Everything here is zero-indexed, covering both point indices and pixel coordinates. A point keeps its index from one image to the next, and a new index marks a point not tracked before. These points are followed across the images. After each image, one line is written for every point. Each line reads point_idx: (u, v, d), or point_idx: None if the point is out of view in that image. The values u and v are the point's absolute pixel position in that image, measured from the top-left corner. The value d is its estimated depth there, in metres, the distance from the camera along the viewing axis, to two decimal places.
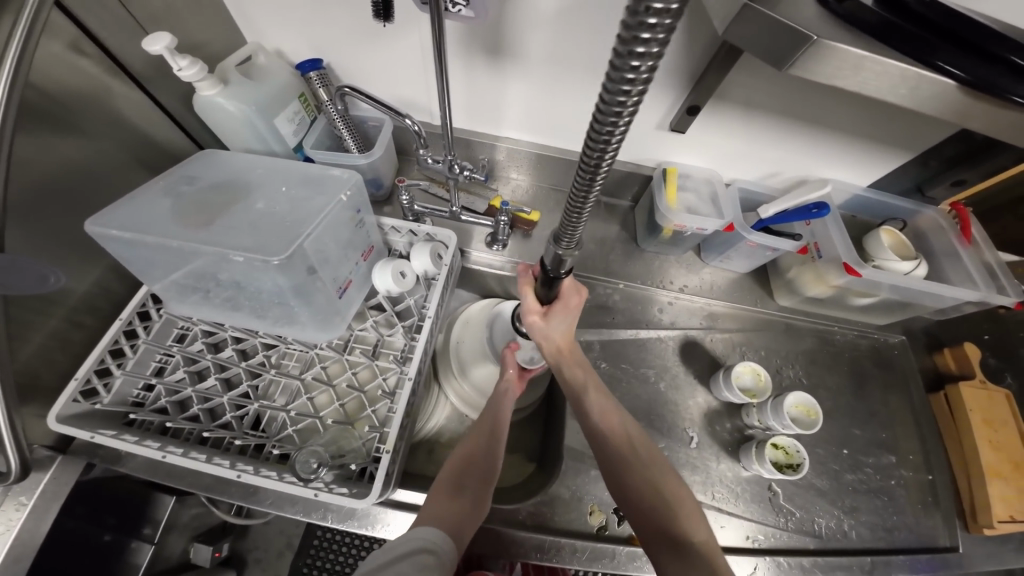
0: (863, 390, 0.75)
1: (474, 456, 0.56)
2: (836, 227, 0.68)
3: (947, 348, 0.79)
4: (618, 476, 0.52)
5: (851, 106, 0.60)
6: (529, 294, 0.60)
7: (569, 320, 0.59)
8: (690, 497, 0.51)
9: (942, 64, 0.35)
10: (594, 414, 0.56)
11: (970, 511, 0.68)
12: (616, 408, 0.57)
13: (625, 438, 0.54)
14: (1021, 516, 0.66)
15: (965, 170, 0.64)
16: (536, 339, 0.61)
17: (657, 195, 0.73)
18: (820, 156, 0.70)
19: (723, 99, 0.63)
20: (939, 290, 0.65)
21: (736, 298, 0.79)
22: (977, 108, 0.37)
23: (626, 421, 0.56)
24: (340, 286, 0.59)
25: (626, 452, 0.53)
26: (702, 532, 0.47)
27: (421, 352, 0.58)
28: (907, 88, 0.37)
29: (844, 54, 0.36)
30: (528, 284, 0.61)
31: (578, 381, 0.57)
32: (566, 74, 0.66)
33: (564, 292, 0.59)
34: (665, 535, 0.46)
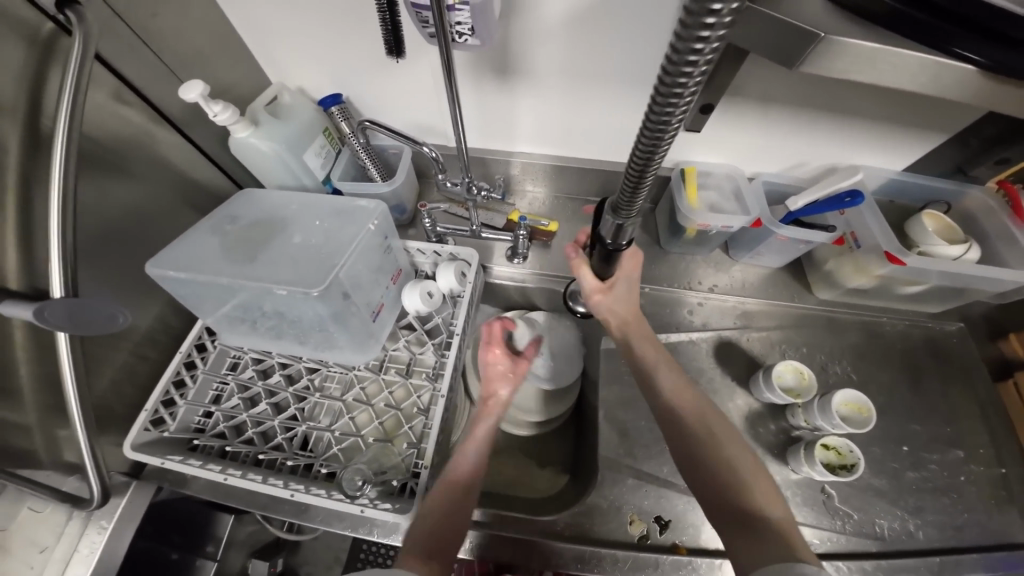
0: (921, 384, 0.70)
1: (450, 501, 0.51)
2: (872, 215, 0.65)
3: (1013, 334, 0.72)
4: (686, 449, 0.52)
5: (874, 92, 0.57)
6: (585, 274, 0.61)
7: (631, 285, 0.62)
8: (765, 478, 0.49)
9: (959, 51, 0.34)
10: (664, 389, 0.56)
11: None
12: (686, 385, 0.57)
13: (698, 412, 0.54)
14: None
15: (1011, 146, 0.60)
16: (601, 315, 0.63)
17: (677, 196, 0.73)
18: (847, 145, 0.66)
19: (737, 95, 0.62)
20: (995, 275, 0.60)
21: (770, 294, 0.76)
22: (1004, 89, 0.36)
23: (697, 396, 0.56)
24: (374, 310, 0.61)
25: (696, 427, 0.52)
26: (776, 510, 0.46)
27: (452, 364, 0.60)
28: (925, 78, 0.36)
29: (854, 49, 0.35)
30: (581, 263, 0.62)
31: (646, 354, 0.59)
32: (588, 90, 0.67)
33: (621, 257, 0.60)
34: (738, 509, 0.46)
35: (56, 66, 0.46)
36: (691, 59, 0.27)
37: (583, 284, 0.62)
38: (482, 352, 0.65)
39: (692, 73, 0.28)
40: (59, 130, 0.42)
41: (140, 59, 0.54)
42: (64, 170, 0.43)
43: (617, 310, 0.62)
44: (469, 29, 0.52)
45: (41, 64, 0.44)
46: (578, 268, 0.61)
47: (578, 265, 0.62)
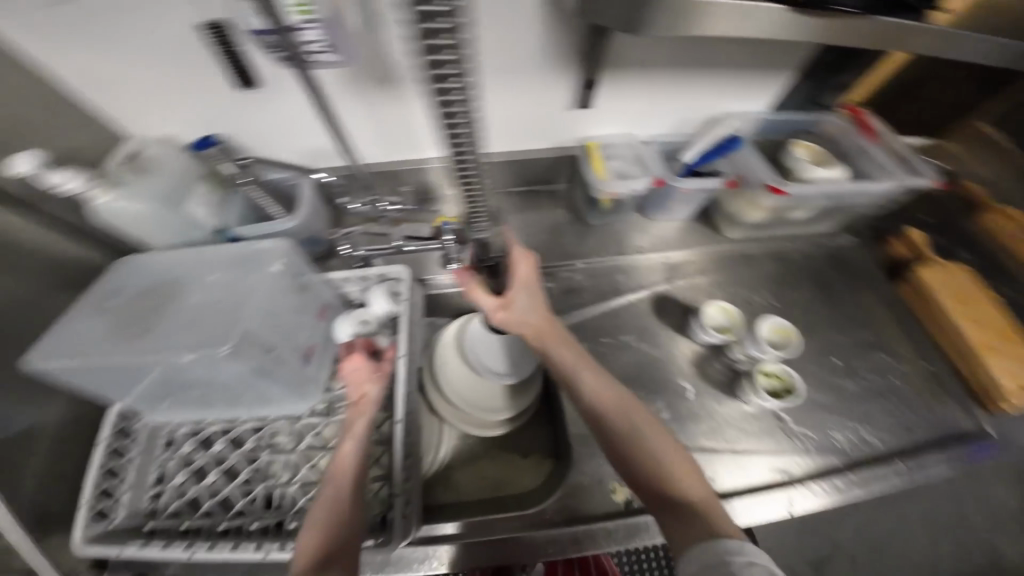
0: (835, 296, 0.78)
1: (332, 532, 0.46)
2: (753, 156, 0.71)
3: (894, 238, 0.81)
4: (614, 446, 0.52)
5: (728, 42, 0.62)
6: (485, 296, 0.67)
7: (530, 292, 0.67)
8: (688, 457, 0.51)
9: None
10: (586, 391, 0.57)
11: (979, 389, 0.70)
12: (607, 382, 0.57)
13: (618, 407, 0.55)
14: None
15: (846, 71, 0.68)
16: (515, 329, 0.65)
17: (586, 170, 0.76)
18: (721, 94, 0.72)
19: (614, 68, 0.65)
20: (864, 188, 0.67)
21: (695, 244, 0.81)
22: None
23: (618, 390, 0.57)
24: (304, 353, 0.60)
25: (619, 420, 0.54)
26: (697, 488, 0.47)
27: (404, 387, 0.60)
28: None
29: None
30: (474, 287, 0.68)
31: (567, 360, 0.59)
32: (474, 88, 0.66)
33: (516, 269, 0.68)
34: (664, 494, 0.47)
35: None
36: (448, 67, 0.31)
37: (486, 306, 0.67)
38: (342, 363, 0.62)
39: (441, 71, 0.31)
40: None
41: None
42: None
43: (524, 324, 0.64)
44: (327, 45, 0.54)
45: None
46: (476, 294, 0.68)
47: (473, 290, 0.68)
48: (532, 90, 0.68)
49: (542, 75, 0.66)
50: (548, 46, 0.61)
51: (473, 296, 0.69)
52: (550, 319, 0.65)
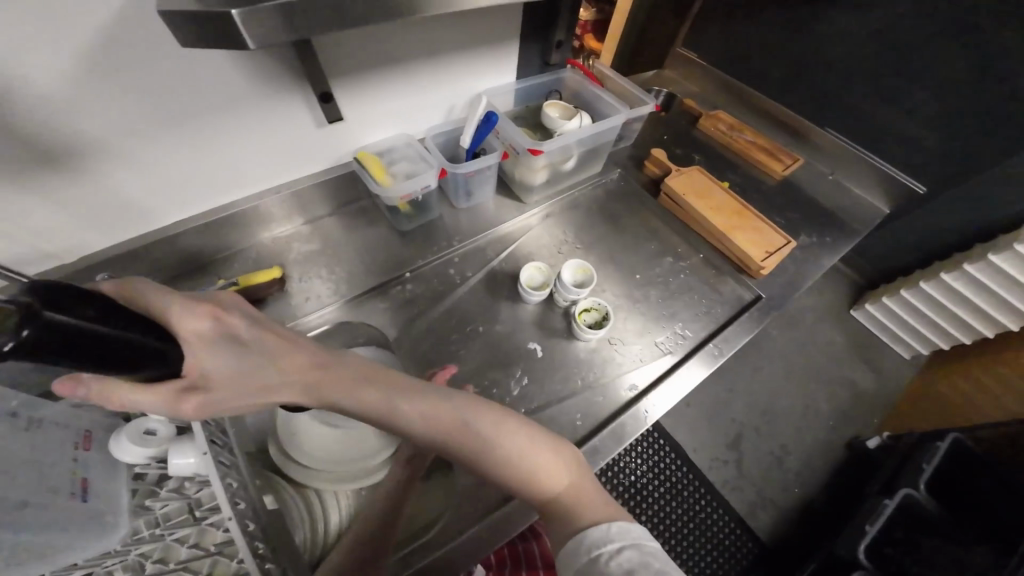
0: (620, 224, 0.87)
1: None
2: (511, 125, 0.75)
3: (647, 160, 0.92)
4: (470, 465, 0.48)
5: (440, 28, 0.65)
6: (136, 393, 0.35)
7: (263, 344, 0.43)
8: (548, 443, 0.50)
9: None
10: (416, 420, 0.48)
11: (742, 264, 0.81)
12: (428, 399, 0.49)
13: (456, 424, 0.48)
14: (767, 244, 0.80)
15: (554, 30, 0.76)
16: (239, 407, 0.41)
17: (367, 180, 0.70)
18: (463, 75, 0.75)
19: (342, 76, 0.62)
20: (603, 128, 0.77)
21: (504, 217, 0.85)
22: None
23: (451, 403, 0.49)
24: (75, 492, 0.39)
25: (460, 436, 0.48)
26: (560, 480, 0.47)
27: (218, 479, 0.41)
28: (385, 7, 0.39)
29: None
30: (111, 388, 0.35)
31: (377, 398, 0.48)
32: (189, 135, 0.57)
33: (179, 330, 0.37)
34: (530, 496, 0.48)
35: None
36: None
37: (155, 406, 0.36)
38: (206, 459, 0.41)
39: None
40: None
41: None
42: None
43: (249, 385, 0.42)
44: None
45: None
46: (123, 400, 0.35)
47: (114, 390, 0.35)
48: (266, 120, 0.62)
49: (264, 100, 0.59)
50: (257, 73, 0.56)
51: (121, 401, 0.35)
52: (308, 357, 0.46)
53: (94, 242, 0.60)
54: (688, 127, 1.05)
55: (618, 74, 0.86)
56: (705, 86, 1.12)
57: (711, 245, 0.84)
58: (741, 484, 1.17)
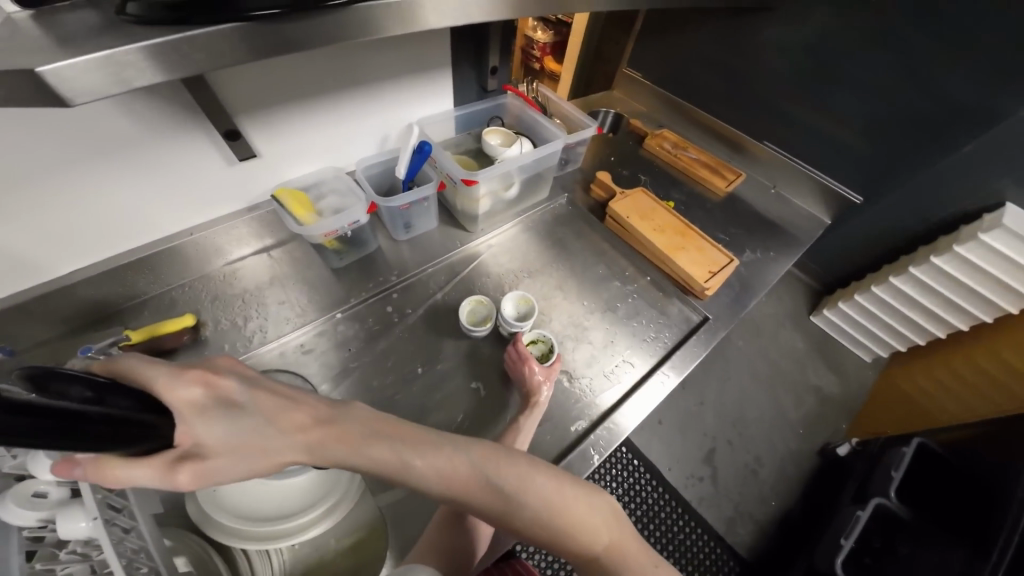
0: (567, 248, 0.86)
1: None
2: (446, 155, 0.73)
3: (593, 183, 0.92)
4: (503, 525, 0.41)
5: (359, 58, 0.62)
6: (124, 471, 0.31)
7: (258, 407, 0.37)
8: (583, 487, 0.43)
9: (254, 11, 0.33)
10: (432, 482, 0.39)
11: (687, 286, 0.80)
12: (443, 451, 0.40)
13: (476, 479, 0.40)
14: (713, 265, 0.79)
15: (486, 56, 0.74)
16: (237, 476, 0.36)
17: (285, 218, 0.65)
18: (392, 103, 0.72)
19: (249, 112, 0.58)
20: (543, 155, 0.75)
21: (448, 247, 0.82)
22: (337, 25, 0.37)
23: (467, 455, 0.41)
24: None
25: (486, 495, 0.40)
26: (607, 531, 0.40)
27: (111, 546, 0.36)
28: (255, 44, 0.35)
29: (137, 35, 0.31)
30: (100, 462, 0.31)
31: (383, 457, 0.39)
32: (72, 183, 0.51)
33: (169, 397, 0.33)
34: (576, 555, 0.40)
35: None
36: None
37: (149, 482, 0.32)
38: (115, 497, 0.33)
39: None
40: None
41: None
42: None
43: (251, 454, 0.36)
44: None
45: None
46: (114, 477, 0.31)
47: (108, 465, 0.31)
48: (166, 160, 0.57)
49: (161, 141, 0.54)
50: (146, 110, 0.51)
51: (108, 480, 0.31)
52: (312, 413, 0.39)
53: None
54: (636, 147, 1.05)
55: (559, 98, 0.84)
56: (651, 105, 1.13)
57: (655, 265, 0.83)
58: (718, 500, 1.14)
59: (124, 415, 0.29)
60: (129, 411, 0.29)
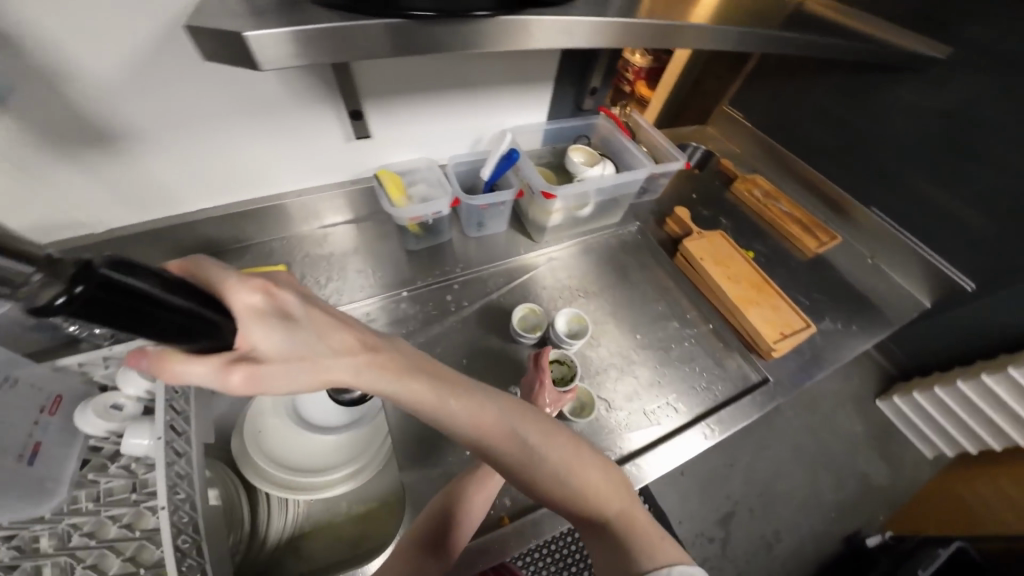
0: (629, 278, 0.84)
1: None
2: (531, 166, 0.75)
3: (669, 218, 0.89)
4: (521, 477, 0.45)
5: (478, 61, 0.66)
6: (188, 362, 0.32)
7: (316, 325, 0.37)
8: (596, 456, 0.48)
9: (413, 10, 0.37)
10: (464, 425, 0.43)
11: (755, 344, 0.75)
12: (477, 398, 0.44)
13: (503, 429, 0.44)
14: (787, 327, 0.75)
15: (588, 76, 0.75)
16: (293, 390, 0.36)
17: (382, 196, 0.72)
18: (496, 109, 0.76)
19: (373, 97, 0.64)
20: (625, 180, 0.75)
21: (511, 253, 0.84)
22: (472, 31, 0.40)
23: (497, 407, 0.45)
24: (28, 451, 0.46)
25: (510, 447, 0.44)
26: (614, 500, 0.45)
27: (163, 464, 0.46)
28: (402, 40, 0.39)
29: (312, 21, 0.36)
30: (167, 357, 0.32)
31: (425, 394, 0.41)
32: (216, 132, 0.60)
33: (228, 301, 0.34)
34: (576, 516, 0.45)
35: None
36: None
37: (203, 378, 0.33)
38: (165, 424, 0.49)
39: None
40: None
41: None
42: None
43: (299, 368, 0.36)
44: None
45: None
46: (175, 373, 0.32)
47: (167, 360, 0.32)
48: (298, 126, 0.64)
49: (300, 110, 0.62)
50: (293, 80, 0.58)
51: (169, 371, 0.32)
52: (359, 338, 0.40)
53: (119, 219, 0.64)
54: (721, 188, 1.01)
55: (653, 127, 0.83)
56: (747, 148, 1.08)
57: (723, 314, 0.80)
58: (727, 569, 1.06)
59: (192, 309, 0.28)
60: (196, 305, 0.29)
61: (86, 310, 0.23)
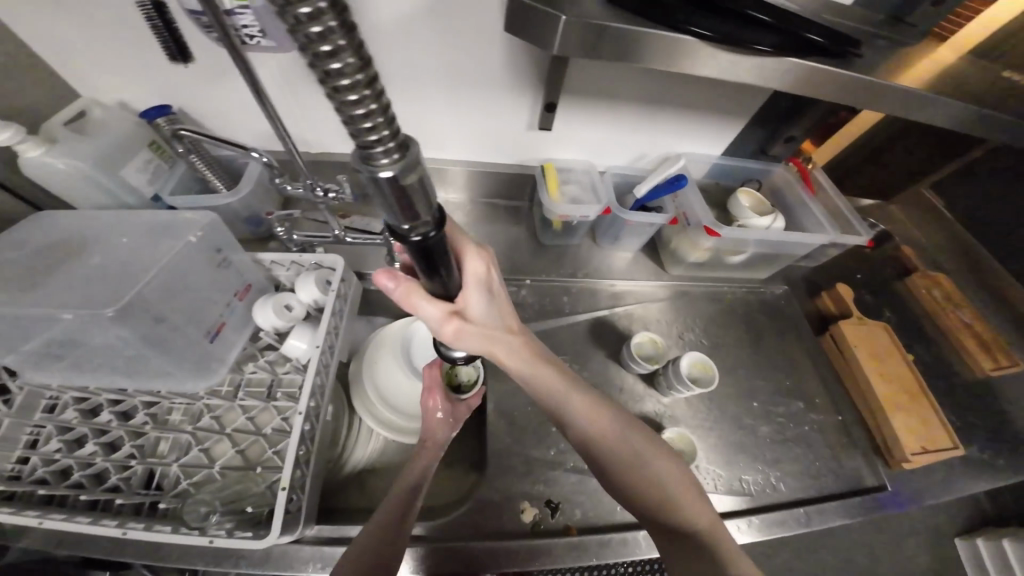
0: (761, 344, 0.80)
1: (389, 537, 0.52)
2: (695, 197, 0.71)
3: (826, 293, 0.86)
4: (615, 474, 0.52)
5: (686, 84, 0.65)
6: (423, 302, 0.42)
7: (491, 301, 0.48)
8: (688, 476, 0.53)
9: (696, 29, 0.37)
10: (581, 416, 0.52)
11: (887, 449, 0.74)
12: (596, 397, 0.54)
13: (613, 429, 0.52)
14: (929, 443, 0.73)
15: (792, 126, 0.69)
16: (475, 346, 0.47)
17: (540, 190, 0.77)
18: (678, 134, 0.74)
19: (571, 94, 0.68)
20: (795, 240, 0.68)
21: (637, 276, 0.83)
22: (742, 64, 0.40)
23: (610, 411, 0.53)
24: (210, 331, 0.56)
25: (616, 446, 0.52)
26: (702, 515, 0.50)
27: (314, 372, 0.60)
28: (674, 57, 0.39)
29: (605, 29, 0.37)
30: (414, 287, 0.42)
31: (557, 384, 0.52)
32: (430, 94, 0.70)
33: (464, 266, 0.45)
34: (667, 523, 0.49)
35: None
36: (378, 154, 0.21)
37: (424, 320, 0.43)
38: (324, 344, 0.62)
39: (381, 134, 0.21)
40: None
41: None
42: None
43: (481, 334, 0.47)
44: (260, 32, 0.54)
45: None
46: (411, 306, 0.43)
47: (408, 294, 0.42)
48: (496, 106, 0.72)
49: (505, 93, 0.70)
50: (511, 63, 0.65)
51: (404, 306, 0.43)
52: (515, 320, 0.51)
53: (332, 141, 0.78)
54: (891, 277, 0.90)
55: (841, 192, 0.74)
56: (936, 238, 0.94)
57: (860, 407, 0.77)
58: None
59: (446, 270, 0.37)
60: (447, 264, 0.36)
61: (427, 248, 0.31)
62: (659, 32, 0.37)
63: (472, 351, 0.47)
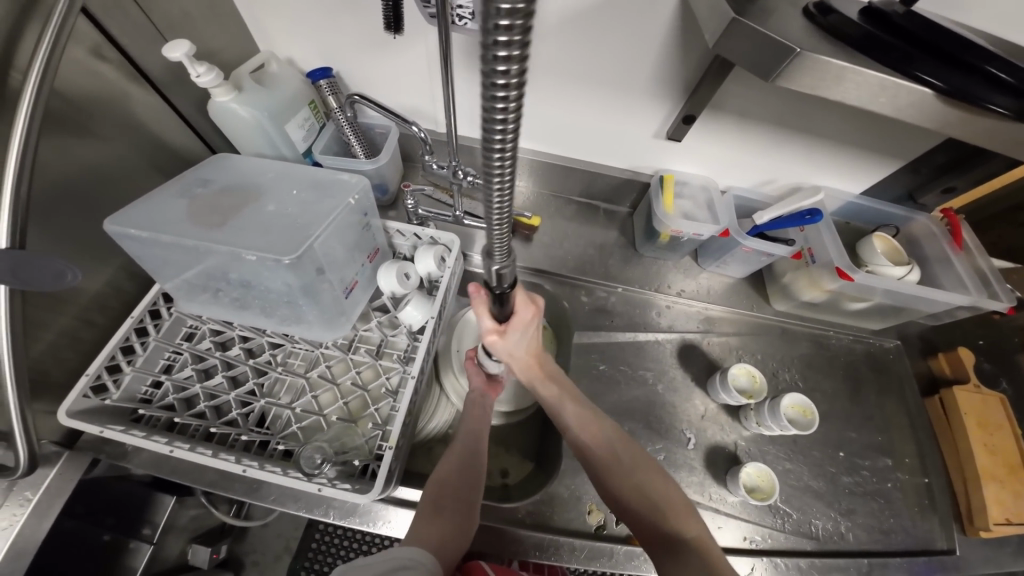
0: (860, 394, 0.81)
1: (452, 474, 0.58)
2: (828, 233, 0.73)
3: (942, 353, 0.85)
4: (603, 479, 0.57)
5: (841, 115, 0.64)
6: (484, 315, 0.60)
7: (528, 334, 0.63)
8: (681, 495, 0.55)
9: (920, 74, 0.39)
10: (572, 425, 0.61)
11: (966, 514, 0.73)
12: (591, 413, 0.62)
13: (602, 440, 0.59)
14: (1016, 518, 0.71)
15: (955, 177, 0.68)
16: (502, 356, 0.65)
17: (656, 202, 0.77)
18: (813, 165, 0.74)
19: (719, 109, 0.67)
20: (928, 295, 0.69)
21: (732, 302, 0.84)
22: (953, 115, 0.41)
23: (602, 423, 0.61)
24: (347, 287, 0.62)
25: (605, 453, 0.58)
26: (693, 528, 0.51)
27: (427, 342, 0.62)
28: (888, 97, 0.41)
29: (826, 65, 0.40)
30: (482, 304, 0.60)
31: (552, 395, 0.64)
32: (561, 85, 0.70)
33: (518, 308, 0.60)
34: (658, 535, 0.51)
35: (31, 30, 0.43)
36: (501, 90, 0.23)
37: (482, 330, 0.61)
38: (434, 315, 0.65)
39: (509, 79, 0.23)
40: (28, 87, 0.40)
41: (126, 17, 0.50)
42: (30, 119, 0.41)
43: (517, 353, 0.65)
44: (470, 13, 0.52)
45: (18, 20, 0.42)
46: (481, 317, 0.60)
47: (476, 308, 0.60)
48: (629, 110, 0.71)
49: (642, 96, 0.69)
50: (658, 67, 0.64)
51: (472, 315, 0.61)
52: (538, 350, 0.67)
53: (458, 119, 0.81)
54: (1006, 351, 0.86)
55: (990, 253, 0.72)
56: None
57: (946, 464, 0.77)
58: None
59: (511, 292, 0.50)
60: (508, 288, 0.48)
61: (495, 293, 0.49)
62: (887, 77, 0.39)
63: (505, 360, 0.66)
